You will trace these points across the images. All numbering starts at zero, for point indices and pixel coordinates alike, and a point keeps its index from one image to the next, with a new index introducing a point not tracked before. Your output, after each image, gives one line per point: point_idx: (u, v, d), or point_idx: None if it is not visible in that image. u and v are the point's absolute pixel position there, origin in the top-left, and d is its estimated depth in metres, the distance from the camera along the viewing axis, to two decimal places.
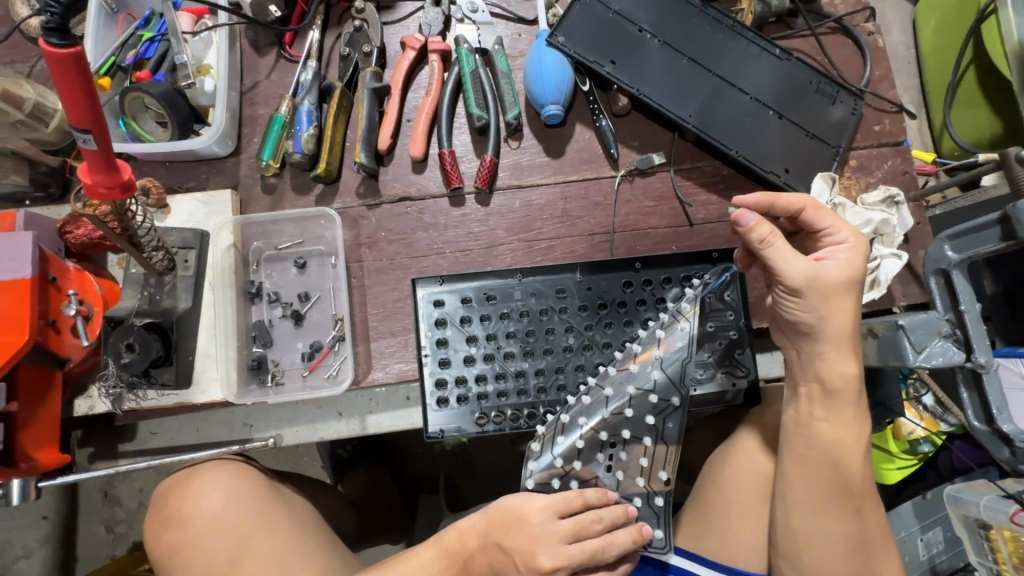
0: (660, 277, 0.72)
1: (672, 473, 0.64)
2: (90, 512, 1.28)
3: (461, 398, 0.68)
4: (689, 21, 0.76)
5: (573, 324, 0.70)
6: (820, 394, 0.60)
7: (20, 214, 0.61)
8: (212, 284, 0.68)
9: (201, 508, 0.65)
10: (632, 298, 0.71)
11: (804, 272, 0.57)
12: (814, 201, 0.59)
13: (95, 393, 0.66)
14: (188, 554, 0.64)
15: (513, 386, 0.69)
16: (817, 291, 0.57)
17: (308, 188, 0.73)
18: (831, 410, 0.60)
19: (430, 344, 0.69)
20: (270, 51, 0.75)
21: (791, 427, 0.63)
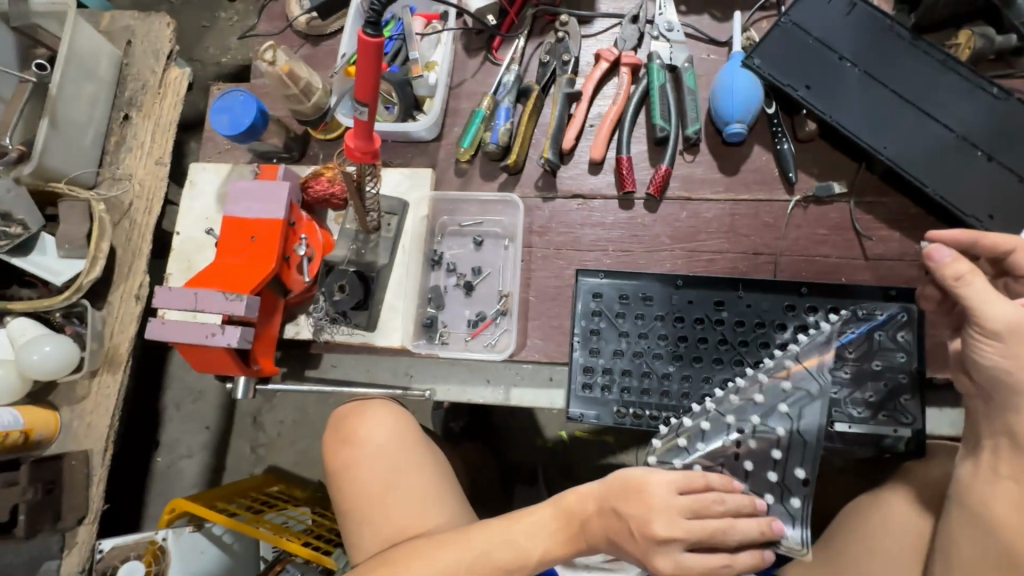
0: (827, 305, 0.70)
1: (812, 474, 0.59)
2: (241, 431, 1.50)
3: (606, 387, 0.72)
4: (895, 52, 0.74)
5: (727, 337, 0.71)
6: (1009, 449, 0.56)
7: (281, 167, 0.75)
8: (407, 247, 0.79)
9: (369, 442, 0.76)
10: (795, 323, 0.70)
11: (1010, 315, 0.53)
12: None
13: (301, 322, 0.79)
14: (353, 475, 0.75)
15: (656, 384, 0.71)
16: (1023, 337, 0.52)
17: (494, 176, 0.81)
18: (1022, 469, 0.55)
19: (582, 331, 0.73)
20: (478, 54, 0.85)
21: (965, 483, 0.59)
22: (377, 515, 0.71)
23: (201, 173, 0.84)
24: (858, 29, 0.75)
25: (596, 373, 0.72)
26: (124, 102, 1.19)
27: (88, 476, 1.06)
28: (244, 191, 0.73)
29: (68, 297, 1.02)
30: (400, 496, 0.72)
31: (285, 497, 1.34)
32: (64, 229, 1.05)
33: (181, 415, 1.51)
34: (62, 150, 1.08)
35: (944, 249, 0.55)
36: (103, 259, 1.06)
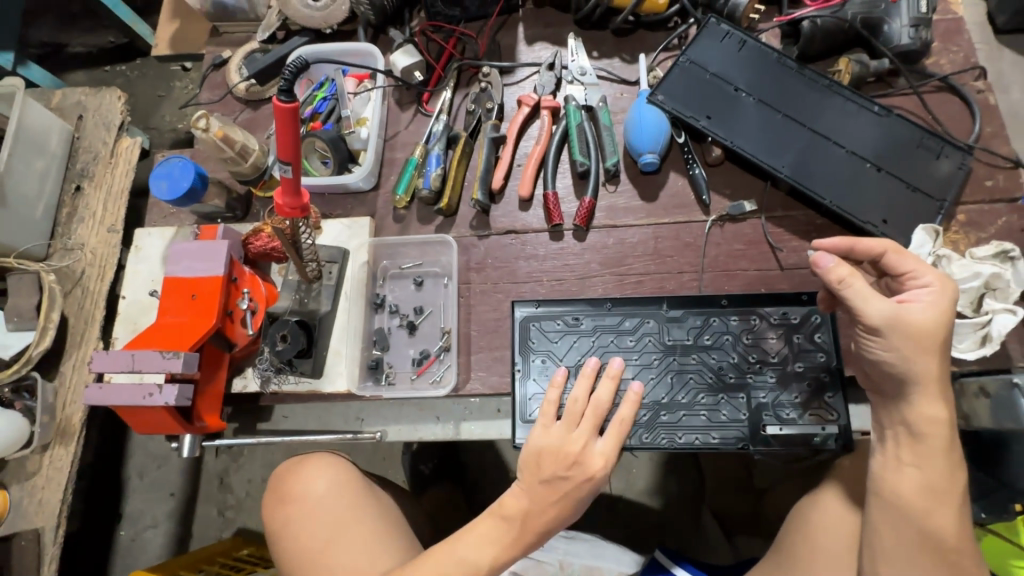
0: (748, 313, 0.74)
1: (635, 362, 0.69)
2: (208, 494, 1.46)
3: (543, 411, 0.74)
4: (785, 81, 0.81)
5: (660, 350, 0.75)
6: (908, 438, 0.59)
7: (220, 227, 0.78)
8: (349, 293, 0.81)
9: (307, 497, 0.76)
10: (720, 333, 0.74)
11: (887, 314, 0.58)
12: (896, 246, 0.62)
13: (249, 375, 0.79)
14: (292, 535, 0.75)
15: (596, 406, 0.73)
16: (900, 334, 0.57)
17: (430, 219, 0.85)
18: (920, 455, 0.59)
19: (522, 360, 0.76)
20: (410, 107, 0.91)
21: (875, 473, 0.62)
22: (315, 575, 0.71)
23: (147, 238, 0.86)
24: (751, 62, 0.83)
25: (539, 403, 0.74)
26: (75, 174, 1.21)
27: (39, 556, 1.02)
28: (184, 252, 0.75)
29: (18, 370, 1.01)
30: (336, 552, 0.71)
31: (255, 560, 1.30)
32: (13, 302, 1.06)
33: (145, 482, 1.47)
34: (12, 225, 1.09)
35: (830, 257, 0.60)
36: (53, 329, 1.06)
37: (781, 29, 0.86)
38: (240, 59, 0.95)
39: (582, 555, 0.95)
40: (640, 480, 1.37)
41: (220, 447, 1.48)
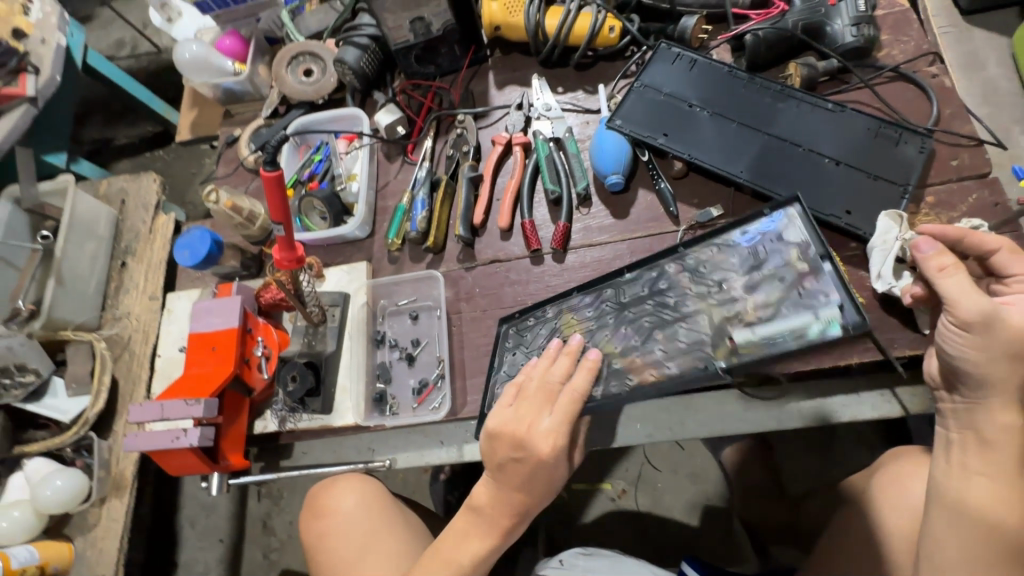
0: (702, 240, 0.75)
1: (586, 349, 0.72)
2: (253, 538, 1.54)
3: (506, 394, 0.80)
4: (736, 90, 0.86)
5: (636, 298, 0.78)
6: (977, 444, 0.58)
7: (234, 284, 0.88)
8: (351, 332, 0.89)
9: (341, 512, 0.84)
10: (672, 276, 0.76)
11: (982, 310, 0.55)
12: (1011, 247, 0.62)
13: (268, 415, 0.87)
14: (330, 544, 0.82)
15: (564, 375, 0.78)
16: (992, 333, 0.55)
17: (421, 257, 0.92)
18: (990, 462, 0.57)
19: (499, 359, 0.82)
20: (397, 159, 1.00)
21: (940, 480, 0.60)
22: None
23: (177, 301, 0.97)
24: (703, 79, 0.88)
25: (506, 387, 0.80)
26: (121, 251, 1.37)
27: None
28: (204, 309, 0.84)
29: (76, 431, 1.13)
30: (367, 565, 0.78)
31: None
32: (72, 370, 1.19)
33: (196, 531, 1.56)
34: (68, 301, 1.24)
35: (932, 246, 0.59)
36: (105, 391, 1.18)
37: (730, 44, 0.91)
38: (248, 135, 1.07)
39: (602, 570, 0.95)
40: (667, 495, 1.36)
41: (262, 492, 1.56)
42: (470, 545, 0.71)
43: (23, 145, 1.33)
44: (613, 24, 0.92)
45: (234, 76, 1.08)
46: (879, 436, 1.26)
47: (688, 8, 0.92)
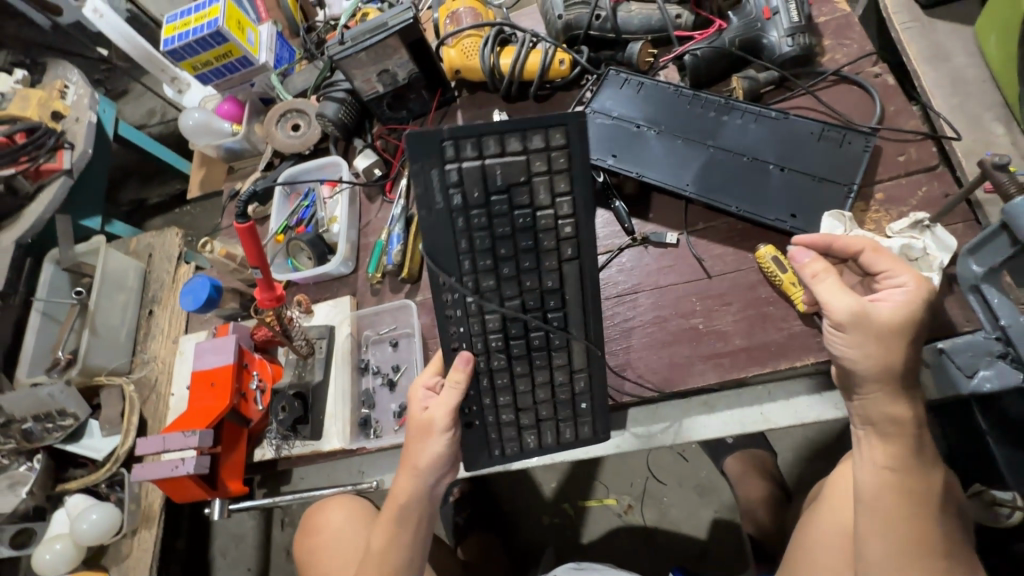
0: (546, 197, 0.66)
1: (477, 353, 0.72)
2: (278, 567, 1.60)
3: (539, 434, 0.76)
4: (680, 107, 0.90)
5: (563, 268, 0.68)
6: (877, 437, 0.63)
7: (232, 324, 0.97)
8: (338, 362, 0.95)
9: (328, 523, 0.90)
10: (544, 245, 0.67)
11: (853, 308, 0.62)
12: (874, 246, 0.67)
13: (265, 444, 0.93)
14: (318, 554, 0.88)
15: (541, 379, 0.73)
16: (864, 328, 0.61)
17: (400, 287, 0.99)
18: (891, 455, 0.62)
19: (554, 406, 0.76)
20: (377, 199, 1.08)
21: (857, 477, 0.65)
22: None
23: (187, 342, 1.07)
24: (650, 100, 0.92)
25: (562, 422, 0.76)
26: (149, 301, 1.50)
27: None
28: (205, 349, 0.93)
29: (109, 468, 1.24)
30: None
31: None
32: (105, 412, 1.31)
33: (226, 561, 1.64)
34: (101, 350, 1.36)
35: (808, 256, 0.66)
36: (134, 429, 1.28)
37: (677, 64, 0.96)
38: (247, 188, 1.18)
39: None
40: (674, 509, 1.34)
41: (285, 521, 1.64)
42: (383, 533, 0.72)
43: (62, 213, 1.49)
44: (563, 56, 0.98)
45: (232, 137, 1.19)
46: None
47: (633, 35, 0.98)
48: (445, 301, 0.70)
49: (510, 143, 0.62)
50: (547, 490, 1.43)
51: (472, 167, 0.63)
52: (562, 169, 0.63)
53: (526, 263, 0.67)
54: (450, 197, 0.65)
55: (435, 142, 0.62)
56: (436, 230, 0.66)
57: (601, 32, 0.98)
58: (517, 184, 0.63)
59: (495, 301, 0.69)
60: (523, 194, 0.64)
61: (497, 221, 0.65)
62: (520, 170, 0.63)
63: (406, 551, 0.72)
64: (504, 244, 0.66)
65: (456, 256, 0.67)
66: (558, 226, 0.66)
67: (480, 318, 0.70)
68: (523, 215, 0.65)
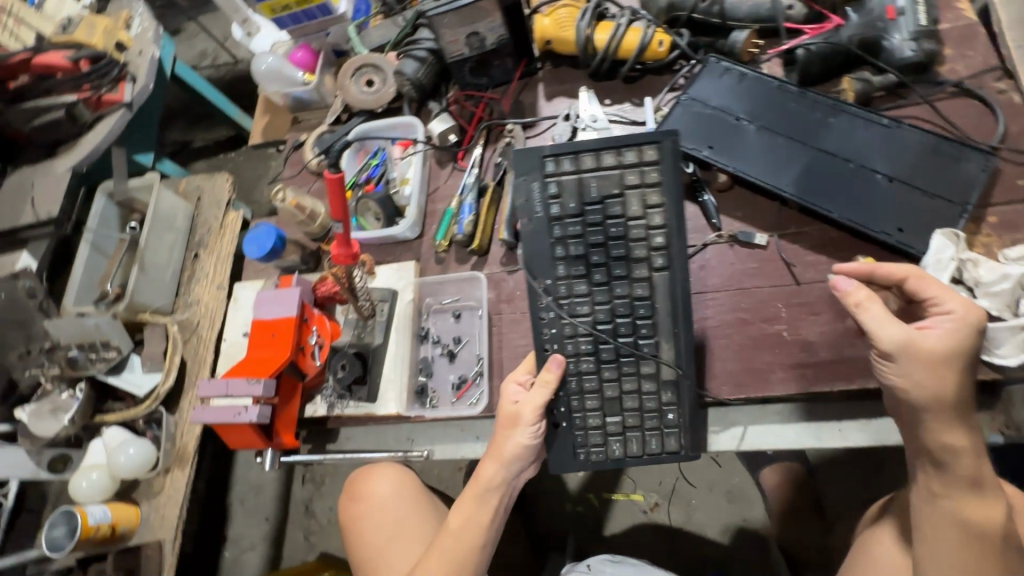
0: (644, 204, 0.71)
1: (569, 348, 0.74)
2: (296, 520, 1.63)
3: (625, 444, 0.72)
4: (785, 104, 0.86)
5: (653, 276, 0.71)
6: (935, 467, 0.63)
7: (296, 277, 0.95)
8: (398, 327, 0.94)
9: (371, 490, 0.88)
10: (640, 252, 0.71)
11: (900, 338, 0.61)
12: (919, 272, 0.65)
13: (318, 400, 0.93)
14: (360, 521, 0.86)
15: (631, 387, 0.72)
16: (911, 358, 0.61)
17: (466, 259, 0.97)
18: (948, 484, 0.63)
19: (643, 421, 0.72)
20: (447, 165, 1.05)
21: (916, 506, 0.66)
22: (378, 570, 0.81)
23: (242, 291, 1.06)
24: (751, 93, 0.88)
25: (652, 434, 0.72)
26: (195, 244, 1.49)
27: (161, 563, 1.19)
28: (267, 298, 0.92)
29: (148, 405, 1.25)
30: (396, 551, 0.82)
31: None
32: (148, 350, 1.31)
33: (245, 508, 1.66)
34: (148, 288, 1.36)
35: (850, 282, 0.64)
36: (175, 371, 1.29)
37: (782, 58, 0.91)
38: (313, 140, 1.15)
39: None
40: (700, 512, 1.34)
41: (306, 476, 1.66)
42: (460, 513, 0.76)
43: (118, 146, 1.48)
44: (662, 38, 0.94)
45: (304, 86, 1.17)
46: None
47: (739, 22, 0.93)
48: (540, 304, 0.74)
49: (605, 159, 0.72)
50: (572, 479, 1.42)
51: (572, 181, 0.73)
52: (653, 183, 0.71)
53: (618, 271, 0.72)
54: (551, 208, 0.74)
55: (544, 158, 0.74)
56: (536, 236, 0.75)
57: (705, 16, 0.93)
58: (612, 197, 0.72)
59: (586, 306, 0.73)
60: (617, 206, 0.72)
61: (592, 230, 0.73)
62: (615, 184, 0.72)
63: (481, 532, 0.74)
64: (597, 251, 0.73)
65: (552, 261, 0.74)
66: (648, 235, 0.71)
67: (570, 321, 0.73)
68: (615, 225, 0.72)
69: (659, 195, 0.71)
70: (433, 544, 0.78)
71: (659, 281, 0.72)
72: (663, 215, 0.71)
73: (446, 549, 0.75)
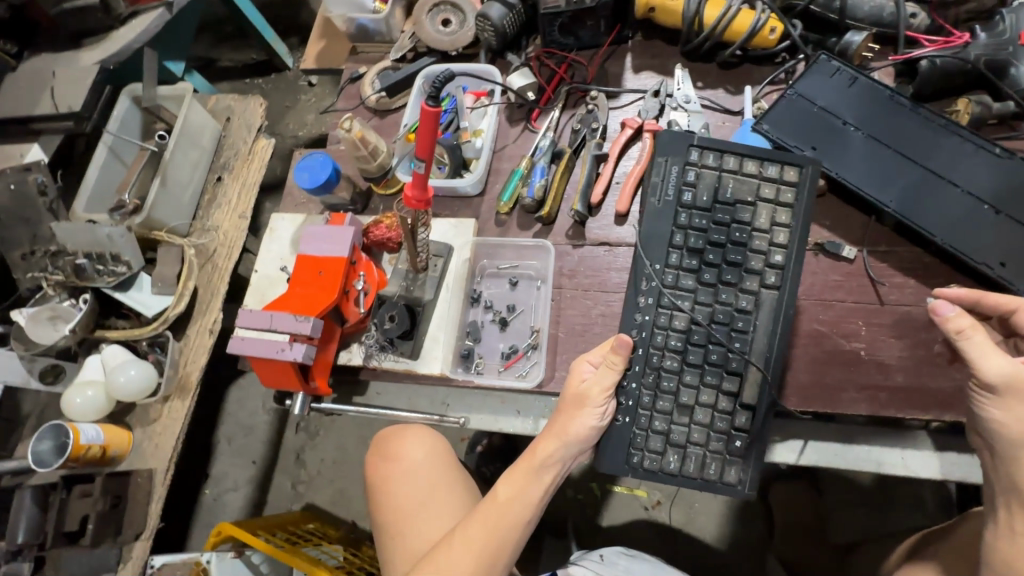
0: (769, 220, 0.73)
1: (657, 343, 0.73)
2: (284, 467, 1.58)
3: (682, 458, 0.72)
4: (896, 115, 0.81)
5: (761, 292, 0.72)
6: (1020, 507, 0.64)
7: (348, 215, 0.88)
8: (450, 285, 0.89)
9: (405, 454, 0.86)
10: (752, 267, 0.73)
11: (1009, 371, 0.60)
12: None
13: (354, 349, 0.87)
14: (391, 484, 0.84)
15: (707, 399, 0.72)
16: (1015, 393, 0.60)
17: (529, 225, 0.91)
18: None
19: (707, 439, 0.72)
20: (518, 124, 0.99)
21: (990, 542, 0.67)
22: (406, 533, 0.80)
23: (280, 222, 0.99)
24: (862, 97, 0.82)
25: (712, 455, 0.72)
26: (219, 166, 1.39)
27: (150, 493, 1.14)
28: (316, 233, 0.85)
29: (155, 328, 1.18)
30: (424, 519, 0.80)
31: (319, 534, 1.39)
32: (160, 270, 1.23)
33: (232, 448, 1.61)
34: (167, 204, 1.27)
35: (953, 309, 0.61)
36: (188, 296, 1.21)
37: (894, 67, 0.87)
38: (374, 74, 1.07)
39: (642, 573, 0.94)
40: (701, 517, 1.32)
41: (299, 425, 1.60)
42: (508, 483, 0.73)
43: (150, 47, 1.37)
44: (775, 25, 0.88)
45: (372, 14, 1.08)
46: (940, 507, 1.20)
47: (857, 22, 0.88)
48: (641, 287, 0.74)
49: (747, 165, 0.74)
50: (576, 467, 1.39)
51: (710, 175, 0.74)
52: (786, 202, 0.73)
53: (728, 278, 0.73)
54: (683, 194, 0.74)
55: (690, 145, 0.75)
56: (658, 217, 0.75)
57: (823, 10, 0.89)
58: (746, 202, 0.73)
59: (688, 304, 0.73)
60: (746, 212, 0.73)
61: (715, 228, 0.74)
62: (749, 190, 0.73)
63: (531, 507, 0.72)
64: (715, 251, 0.73)
65: (667, 248, 0.75)
66: (767, 251, 0.73)
67: (670, 313, 0.73)
68: (740, 231, 0.73)
69: (788, 216, 0.73)
70: (473, 512, 0.76)
71: (765, 300, 0.73)
72: (787, 235, 0.72)
73: (490, 518, 0.73)
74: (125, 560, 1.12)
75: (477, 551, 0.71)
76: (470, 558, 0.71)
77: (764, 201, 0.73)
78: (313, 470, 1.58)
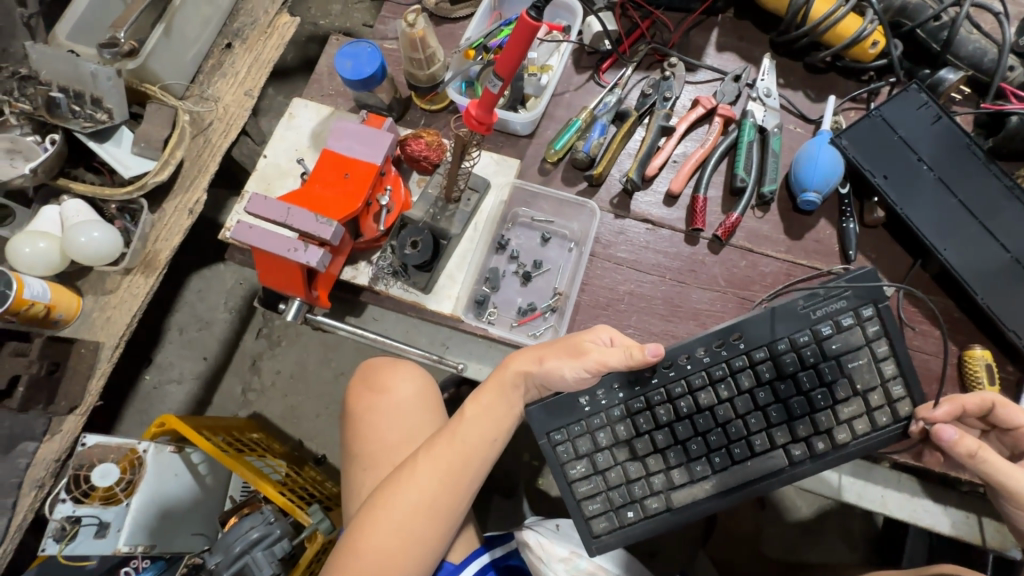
0: (853, 408, 0.66)
1: (669, 389, 0.69)
2: (237, 371, 1.50)
3: (586, 475, 0.70)
4: (971, 171, 0.78)
5: (778, 455, 0.68)
6: None
7: (387, 120, 0.79)
8: (478, 224, 0.82)
9: (395, 388, 0.80)
10: (790, 422, 0.68)
11: None
12: None
13: (361, 267, 0.80)
14: (373, 411, 0.79)
15: (652, 462, 0.69)
16: None
17: (575, 182, 0.85)
18: None
19: (611, 492, 0.70)
20: (585, 72, 0.91)
21: None
22: (381, 463, 0.77)
23: (302, 109, 0.89)
24: (943, 139, 0.80)
25: (605, 498, 0.70)
26: (231, 31, 1.23)
27: (92, 368, 1.04)
28: (348, 130, 0.76)
29: (130, 192, 1.05)
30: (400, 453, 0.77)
31: (263, 446, 1.33)
32: (145, 128, 1.09)
33: (184, 339, 1.51)
34: (166, 57, 1.12)
35: (954, 431, 0.62)
36: (173, 166, 1.09)
37: (977, 117, 0.84)
38: None
39: None
40: None
41: (261, 330, 1.51)
42: (474, 405, 0.72)
43: None
44: (878, 39, 0.83)
45: None
46: (864, 540, 1.28)
47: (956, 60, 0.84)
48: (711, 342, 0.69)
49: (887, 362, 0.65)
50: None
51: (859, 335, 0.66)
52: (875, 419, 0.66)
53: (772, 415, 0.68)
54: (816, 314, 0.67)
55: (874, 300, 0.66)
56: (788, 316, 0.68)
57: (927, 37, 0.84)
58: (854, 383, 0.66)
59: (726, 396, 0.69)
60: (846, 391, 0.66)
61: (812, 377, 0.67)
62: (867, 379, 0.66)
63: (496, 425, 0.72)
64: (787, 388, 0.67)
65: (762, 344, 0.68)
66: (821, 431, 0.67)
67: (709, 384, 0.69)
68: (823, 398, 0.66)
69: (864, 430, 0.66)
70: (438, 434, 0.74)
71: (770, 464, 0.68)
72: (845, 438, 0.66)
73: (457, 436, 0.72)
74: (52, 432, 1.03)
75: (442, 472, 0.70)
76: (434, 480, 0.70)
77: (869, 395, 0.66)
78: (266, 380, 1.50)
